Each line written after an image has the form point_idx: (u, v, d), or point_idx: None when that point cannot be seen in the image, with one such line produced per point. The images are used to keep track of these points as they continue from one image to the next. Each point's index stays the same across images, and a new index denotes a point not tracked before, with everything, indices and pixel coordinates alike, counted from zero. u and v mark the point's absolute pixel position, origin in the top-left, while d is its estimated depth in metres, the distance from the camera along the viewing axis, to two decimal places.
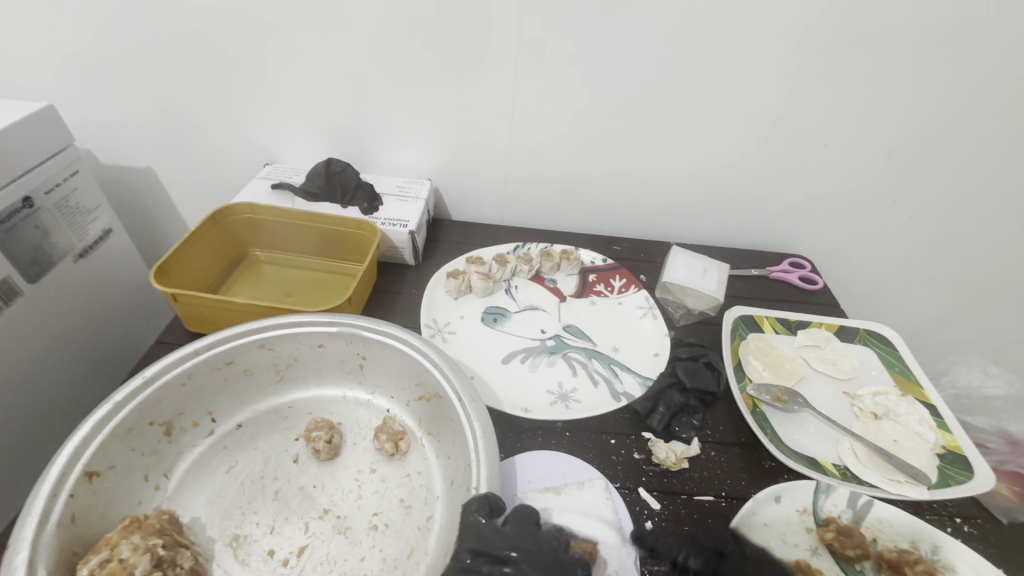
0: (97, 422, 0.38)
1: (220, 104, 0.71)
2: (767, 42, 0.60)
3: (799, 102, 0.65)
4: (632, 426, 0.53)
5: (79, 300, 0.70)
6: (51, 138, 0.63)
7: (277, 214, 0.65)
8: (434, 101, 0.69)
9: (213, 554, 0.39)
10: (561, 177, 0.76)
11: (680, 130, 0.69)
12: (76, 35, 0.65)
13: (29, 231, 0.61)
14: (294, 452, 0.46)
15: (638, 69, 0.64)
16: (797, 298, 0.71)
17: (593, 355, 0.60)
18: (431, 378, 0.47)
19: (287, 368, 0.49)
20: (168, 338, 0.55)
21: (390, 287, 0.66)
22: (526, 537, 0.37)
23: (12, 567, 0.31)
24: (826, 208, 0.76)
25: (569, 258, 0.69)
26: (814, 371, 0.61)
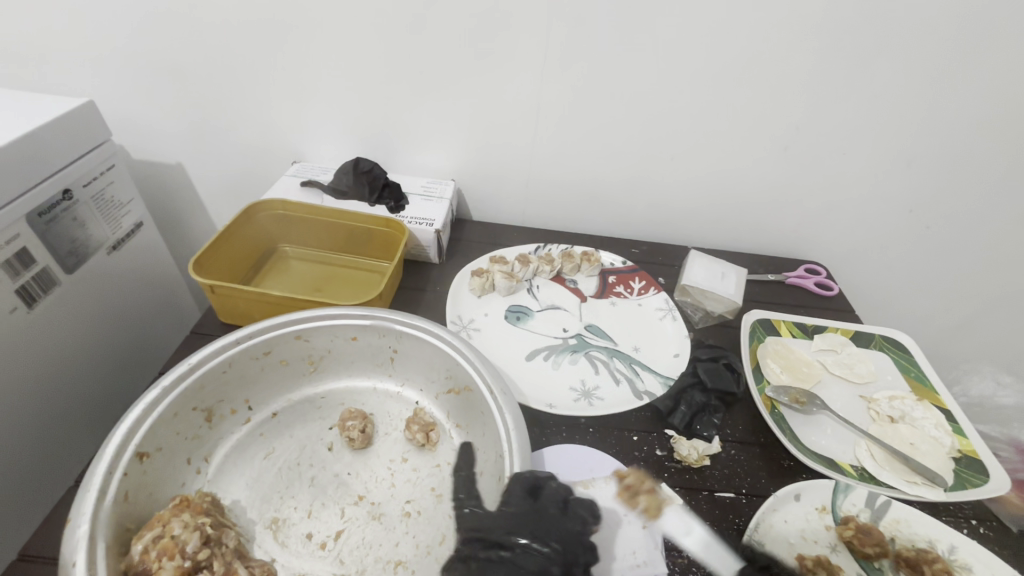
0: (147, 405, 0.40)
1: (251, 104, 0.73)
2: (791, 52, 0.61)
3: (818, 112, 0.66)
4: (655, 423, 0.54)
5: (113, 290, 0.72)
6: (92, 133, 0.65)
7: (307, 211, 0.66)
8: (460, 104, 0.71)
9: (254, 535, 0.41)
10: (582, 180, 0.77)
11: (699, 137, 0.71)
12: (116, 35, 0.67)
13: (68, 224, 0.63)
14: (329, 441, 0.48)
15: (662, 76, 0.65)
16: (813, 304, 0.73)
17: (614, 354, 0.61)
18: (461, 372, 0.49)
19: (321, 359, 0.51)
20: (204, 328, 0.56)
21: (416, 284, 0.67)
22: (518, 513, 0.38)
23: (74, 539, 0.32)
24: (843, 216, 0.78)
25: (589, 259, 0.71)
26: (830, 375, 0.62)
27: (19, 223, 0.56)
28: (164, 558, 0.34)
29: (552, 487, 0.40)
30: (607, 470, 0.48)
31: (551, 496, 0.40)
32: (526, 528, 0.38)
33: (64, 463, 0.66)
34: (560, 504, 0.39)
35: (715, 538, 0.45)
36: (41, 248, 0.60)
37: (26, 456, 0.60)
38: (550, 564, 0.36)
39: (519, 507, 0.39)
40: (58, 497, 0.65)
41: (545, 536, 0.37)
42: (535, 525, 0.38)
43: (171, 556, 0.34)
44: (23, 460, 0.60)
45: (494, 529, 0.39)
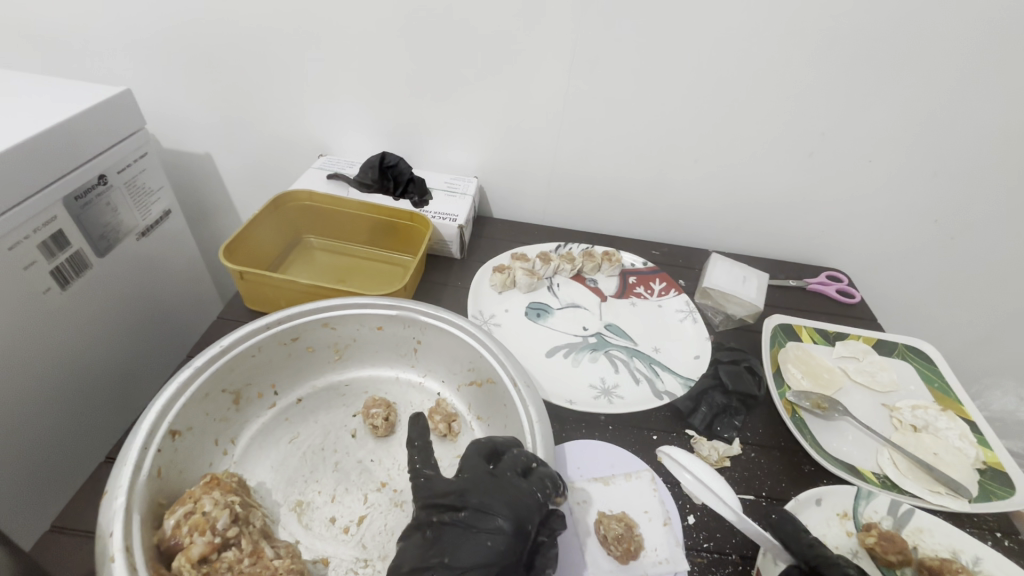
0: (180, 383, 0.41)
1: (281, 96, 0.74)
2: (821, 56, 0.61)
3: (846, 118, 0.66)
4: (675, 424, 0.54)
5: (139, 275, 0.74)
6: (126, 122, 0.66)
7: (333, 203, 0.67)
8: (487, 100, 0.71)
9: (279, 516, 0.41)
10: (604, 179, 0.78)
11: (724, 140, 0.71)
12: (153, 24, 0.68)
13: (101, 209, 0.65)
14: (352, 428, 0.48)
15: (690, 78, 0.65)
16: (835, 311, 0.72)
17: (634, 354, 0.61)
18: (485, 364, 0.49)
19: (346, 347, 0.52)
20: (231, 315, 0.57)
21: (437, 278, 0.68)
22: (471, 476, 0.38)
23: (111, 511, 0.33)
24: (867, 223, 0.77)
25: (610, 259, 0.71)
26: (852, 383, 0.61)
27: (57, 206, 0.58)
28: (195, 533, 0.35)
29: (512, 453, 0.40)
30: (629, 468, 0.48)
31: (511, 461, 0.39)
32: (479, 491, 0.37)
33: (90, 443, 0.67)
34: (521, 468, 0.39)
35: (734, 539, 0.45)
36: (75, 232, 0.61)
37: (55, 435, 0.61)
38: (504, 523, 0.35)
39: (475, 472, 0.39)
40: (84, 477, 0.67)
41: (500, 497, 0.36)
42: (489, 484, 0.37)
43: (202, 531, 0.35)
44: (52, 438, 0.61)
45: (449, 492, 0.37)
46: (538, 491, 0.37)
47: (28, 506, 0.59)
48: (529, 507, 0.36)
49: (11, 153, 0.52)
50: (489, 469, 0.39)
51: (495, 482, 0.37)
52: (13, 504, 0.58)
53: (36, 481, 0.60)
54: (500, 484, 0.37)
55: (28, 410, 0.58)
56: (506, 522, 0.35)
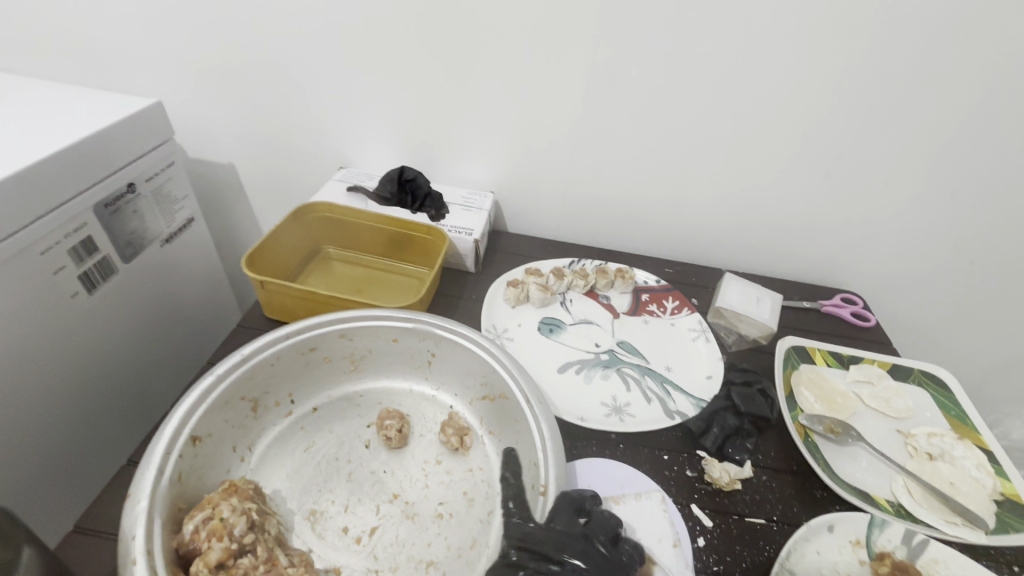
0: (203, 391, 0.42)
1: (304, 110, 0.77)
2: (839, 79, 0.62)
3: (862, 142, 0.67)
4: (685, 444, 0.54)
5: (161, 280, 0.75)
6: (155, 132, 0.68)
7: (352, 215, 0.69)
8: (505, 117, 0.73)
9: (293, 524, 0.42)
10: (619, 196, 0.78)
11: (739, 160, 0.71)
12: (186, 38, 0.71)
13: (128, 215, 0.67)
14: (366, 438, 0.49)
15: (708, 99, 0.66)
16: (849, 334, 0.72)
17: (646, 372, 0.61)
18: (498, 379, 0.50)
19: (362, 358, 0.53)
20: (250, 322, 0.59)
21: (452, 291, 0.69)
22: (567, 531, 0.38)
23: (133, 514, 0.34)
24: (883, 246, 0.77)
25: (624, 276, 0.71)
26: (866, 407, 0.61)
27: (88, 213, 0.60)
28: (213, 539, 0.36)
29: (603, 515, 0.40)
30: (639, 487, 0.48)
31: (602, 524, 0.39)
32: (576, 553, 0.37)
33: (109, 446, 0.69)
34: (612, 538, 0.39)
35: (743, 563, 0.45)
36: (104, 237, 0.63)
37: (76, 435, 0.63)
38: None
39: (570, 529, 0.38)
40: (105, 477, 0.69)
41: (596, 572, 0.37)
42: (581, 547, 0.37)
43: (219, 537, 0.36)
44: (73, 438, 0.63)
45: (544, 544, 0.37)
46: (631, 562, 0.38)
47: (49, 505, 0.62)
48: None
49: (48, 162, 0.54)
50: (581, 527, 0.39)
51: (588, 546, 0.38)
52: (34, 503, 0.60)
53: (56, 481, 0.62)
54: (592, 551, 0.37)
55: (53, 412, 0.60)
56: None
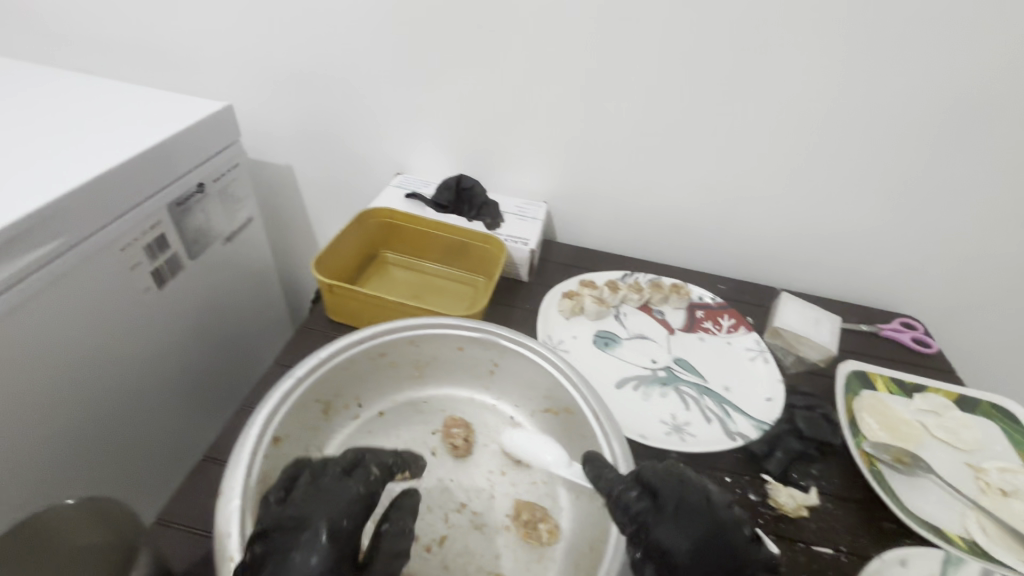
0: (284, 393, 0.43)
1: (365, 116, 0.78)
2: (911, 99, 0.61)
3: (930, 164, 0.65)
4: (748, 467, 0.53)
5: (221, 277, 0.77)
6: (225, 133, 0.70)
7: (412, 221, 0.70)
8: (563, 129, 0.73)
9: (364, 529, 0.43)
10: (673, 211, 0.78)
11: (800, 179, 0.70)
12: (256, 43, 0.73)
13: (197, 214, 0.69)
14: (432, 445, 0.49)
15: (774, 116, 0.65)
16: (910, 360, 0.70)
17: (705, 392, 0.60)
18: (563, 393, 0.50)
19: (427, 365, 0.53)
20: (314, 324, 0.60)
21: (506, 301, 0.69)
22: (333, 496, 0.34)
23: (227, 512, 0.35)
24: (945, 271, 0.75)
25: (679, 292, 0.70)
26: (932, 438, 0.59)
27: (162, 212, 0.63)
28: None
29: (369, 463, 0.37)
30: None
31: (331, 469, 0.36)
32: (317, 511, 0.33)
33: (172, 439, 0.73)
34: (340, 472, 0.36)
35: None
36: (174, 234, 0.66)
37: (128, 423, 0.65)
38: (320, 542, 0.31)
39: (341, 490, 0.34)
40: (171, 467, 0.74)
41: (343, 501, 0.34)
42: (326, 500, 0.34)
43: None
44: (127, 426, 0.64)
45: (284, 520, 0.32)
46: (359, 487, 0.35)
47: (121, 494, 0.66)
48: (362, 505, 0.34)
49: (131, 161, 0.56)
50: (341, 478, 0.35)
51: (331, 500, 0.34)
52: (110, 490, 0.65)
53: (125, 470, 0.66)
54: (336, 501, 0.34)
55: (125, 405, 0.64)
56: (337, 528, 0.32)
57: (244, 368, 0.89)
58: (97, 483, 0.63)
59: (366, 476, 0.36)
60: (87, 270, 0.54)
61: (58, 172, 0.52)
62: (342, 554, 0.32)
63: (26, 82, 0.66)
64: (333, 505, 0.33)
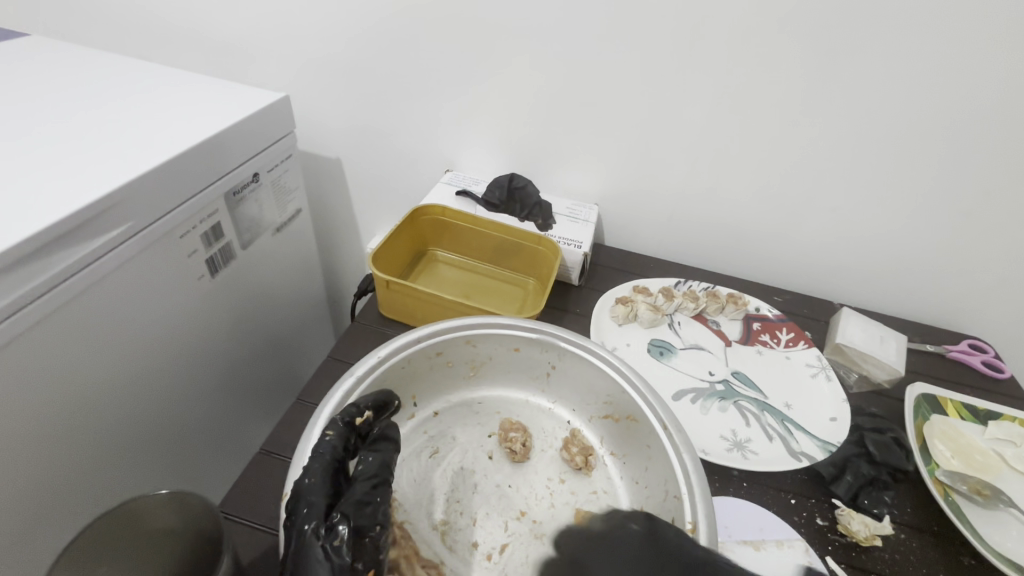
0: (344, 391, 0.42)
1: (417, 111, 0.77)
2: (1007, 111, 0.57)
3: (1015, 180, 0.62)
4: (813, 489, 0.51)
5: (268, 269, 0.77)
6: (280, 124, 0.70)
7: (463, 219, 0.69)
8: (621, 130, 0.71)
9: (424, 534, 0.41)
10: (730, 218, 0.75)
11: (869, 190, 0.67)
12: (317, 35, 0.73)
13: (249, 204, 0.69)
14: (488, 449, 0.48)
15: (851, 124, 0.62)
16: (981, 385, 0.66)
17: (765, 408, 0.58)
18: (625, 400, 0.48)
19: (482, 365, 0.52)
20: (366, 320, 0.59)
21: (556, 303, 0.68)
22: (312, 470, 0.35)
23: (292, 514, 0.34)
24: (1021, 292, 0.71)
25: (735, 302, 0.68)
26: (1010, 469, 0.55)
27: (218, 201, 0.63)
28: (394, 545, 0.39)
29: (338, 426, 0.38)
30: (780, 534, 0.46)
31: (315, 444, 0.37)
32: (306, 488, 0.34)
33: (224, 428, 0.75)
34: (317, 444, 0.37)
35: None
36: (228, 224, 0.66)
37: (175, 412, 0.64)
38: (314, 510, 0.33)
39: (321, 459, 0.35)
40: (226, 455, 0.77)
41: (314, 468, 0.35)
42: (312, 472, 0.35)
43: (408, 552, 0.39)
44: (172, 415, 0.64)
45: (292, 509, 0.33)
46: (326, 449, 0.36)
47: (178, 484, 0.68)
48: (329, 467, 0.35)
49: (193, 150, 0.56)
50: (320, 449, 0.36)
51: (312, 472, 0.35)
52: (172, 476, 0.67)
53: (181, 459, 0.68)
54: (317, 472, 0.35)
55: (180, 393, 0.64)
56: (312, 489, 0.34)
57: (289, 361, 0.89)
58: (153, 470, 0.64)
59: (331, 439, 0.37)
60: (147, 257, 0.54)
61: (125, 159, 0.52)
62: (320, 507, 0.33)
63: (96, 68, 0.67)
64: (316, 477, 0.34)
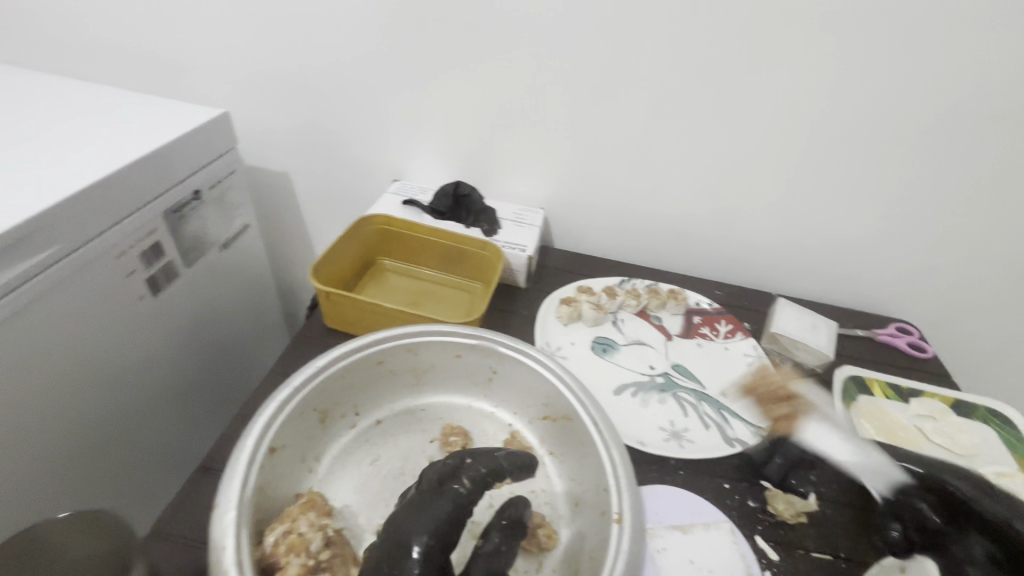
0: (279, 403, 0.43)
1: (363, 121, 0.78)
2: (911, 106, 0.62)
3: (924, 172, 0.66)
4: (746, 474, 0.53)
5: (215, 286, 0.76)
6: (222, 141, 0.70)
7: (409, 228, 0.70)
8: (561, 136, 0.73)
9: (362, 540, 0.42)
10: (670, 216, 0.78)
11: (794, 186, 0.71)
12: (256, 48, 0.73)
13: (193, 221, 0.69)
14: (430, 454, 0.49)
15: (773, 122, 0.66)
16: (907, 366, 0.70)
17: (702, 398, 0.60)
18: (562, 400, 0.49)
19: (425, 373, 0.53)
20: (310, 332, 0.60)
21: (503, 307, 0.69)
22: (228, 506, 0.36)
23: (224, 524, 0.35)
24: (942, 275, 0.75)
25: (676, 297, 0.71)
26: (929, 443, 0.59)
27: (158, 219, 0.62)
28: (292, 554, 0.36)
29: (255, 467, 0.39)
30: (704, 518, 0.48)
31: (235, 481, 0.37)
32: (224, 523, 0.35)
33: (171, 445, 0.74)
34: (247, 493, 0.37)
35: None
36: (169, 241, 0.65)
37: (114, 433, 0.63)
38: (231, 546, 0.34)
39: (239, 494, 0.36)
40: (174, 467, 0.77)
41: (431, 516, 0.38)
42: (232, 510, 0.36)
43: (298, 552, 0.36)
44: (110, 436, 0.63)
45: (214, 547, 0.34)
46: (450, 503, 0.39)
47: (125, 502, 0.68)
48: (447, 522, 0.38)
49: (129, 168, 0.56)
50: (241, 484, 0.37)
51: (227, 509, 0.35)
52: (109, 498, 0.66)
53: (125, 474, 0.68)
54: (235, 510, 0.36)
55: (120, 415, 0.63)
56: (427, 541, 0.37)
57: (238, 380, 0.88)
58: (90, 492, 0.62)
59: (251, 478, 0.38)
60: (83, 277, 0.54)
61: (58, 179, 0.52)
62: (435, 563, 0.36)
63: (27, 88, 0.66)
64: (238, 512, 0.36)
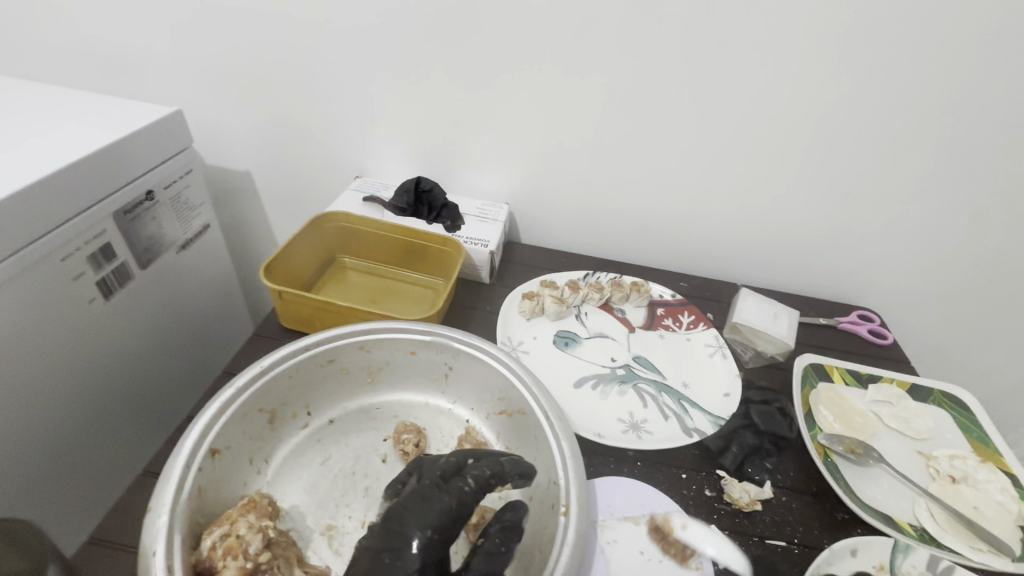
0: (221, 404, 0.42)
1: (322, 118, 0.77)
2: (864, 97, 0.62)
3: (879, 161, 0.67)
4: (703, 462, 0.53)
5: (174, 288, 0.75)
6: (175, 139, 0.69)
7: (369, 225, 0.69)
8: (522, 130, 0.73)
9: (309, 541, 0.42)
10: (634, 209, 0.78)
11: (753, 176, 0.71)
12: (208, 46, 0.72)
13: (147, 222, 0.67)
14: (382, 452, 0.49)
15: (729, 114, 0.66)
16: (868, 353, 0.71)
17: (663, 389, 0.60)
18: (516, 395, 0.49)
19: (379, 371, 0.52)
20: (266, 332, 0.59)
21: (466, 302, 0.69)
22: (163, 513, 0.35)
23: (155, 529, 0.34)
24: (901, 262, 0.76)
25: (639, 290, 0.71)
26: (885, 428, 0.59)
27: (107, 220, 0.61)
28: (228, 557, 0.36)
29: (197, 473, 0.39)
30: (659, 508, 0.48)
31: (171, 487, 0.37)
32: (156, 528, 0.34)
33: (135, 452, 0.72)
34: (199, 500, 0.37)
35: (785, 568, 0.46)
36: (121, 243, 0.64)
37: (71, 441, 0.62)
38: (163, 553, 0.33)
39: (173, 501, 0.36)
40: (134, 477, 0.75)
41: (435, 511, 0.38)
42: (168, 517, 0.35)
43: (235, 555, 0.36)
44: (67, 444, 0.61)
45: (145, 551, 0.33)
46: (453, 499, 0.39)
47: (84, 513, 0.65)
48: (450, 517, 0.38)
49: (72, 168, 0.55)
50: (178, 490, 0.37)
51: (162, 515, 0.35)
52: (71, 509, 0.64)
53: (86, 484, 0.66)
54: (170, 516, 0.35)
55: (76, 422, 0.62)
56: (430, 535, 0.37)
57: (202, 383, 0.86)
58: (50, 504, 0.60)
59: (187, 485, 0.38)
60: (24, 282, 0.52)
61: None
62: (432, 558, 0.37)
63: None
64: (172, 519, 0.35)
